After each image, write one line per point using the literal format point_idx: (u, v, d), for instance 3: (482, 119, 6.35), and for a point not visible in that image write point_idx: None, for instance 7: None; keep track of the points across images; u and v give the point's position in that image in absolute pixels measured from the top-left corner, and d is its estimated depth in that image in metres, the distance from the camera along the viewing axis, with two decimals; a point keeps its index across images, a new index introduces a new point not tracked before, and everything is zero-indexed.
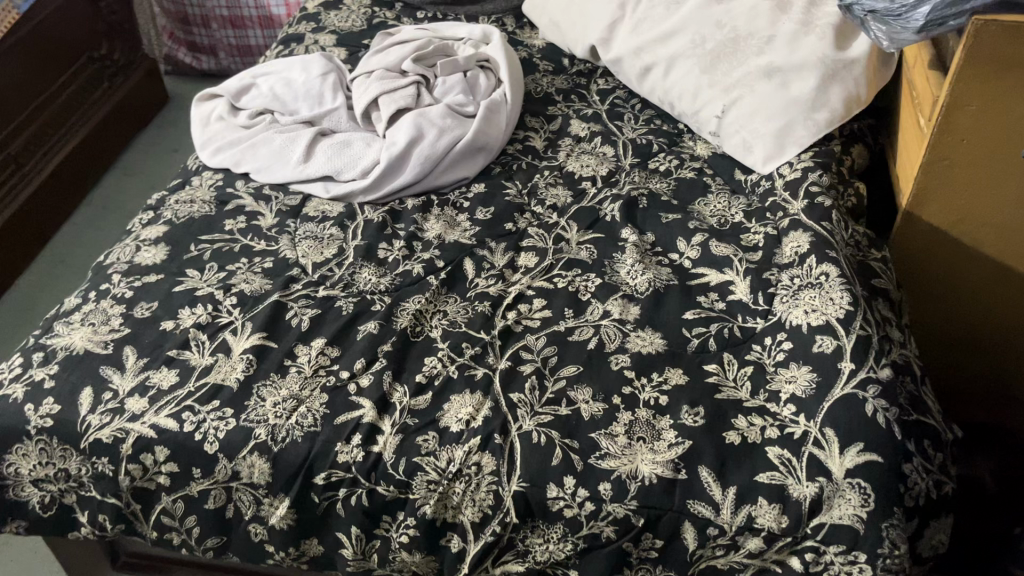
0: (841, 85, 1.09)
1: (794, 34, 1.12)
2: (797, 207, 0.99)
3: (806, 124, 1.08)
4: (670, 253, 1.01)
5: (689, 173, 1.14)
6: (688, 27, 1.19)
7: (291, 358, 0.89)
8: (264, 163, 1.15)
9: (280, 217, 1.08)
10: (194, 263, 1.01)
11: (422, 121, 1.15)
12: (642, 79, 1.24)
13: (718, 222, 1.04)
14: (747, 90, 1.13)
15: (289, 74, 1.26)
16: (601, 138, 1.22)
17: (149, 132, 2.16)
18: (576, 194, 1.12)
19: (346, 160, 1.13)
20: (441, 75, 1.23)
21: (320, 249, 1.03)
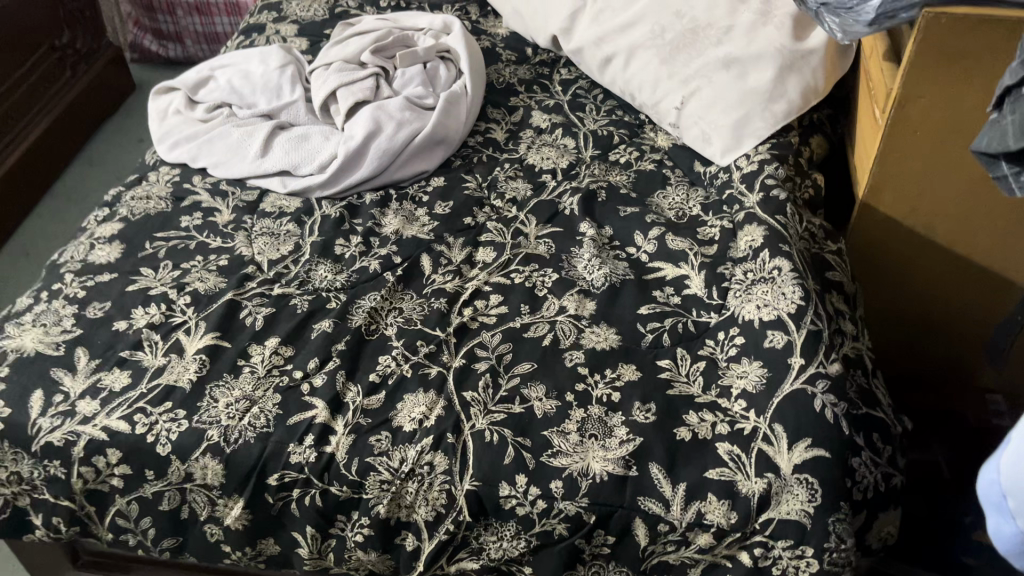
0: (799, 75, 1.09)
1: (753, 25, 1.12)
2: (752, 199, 0.99)
3: (764, 115, 1.08)
4: (627, 247, 1.01)
5: (649, 165, 1.14)
6: (648, 16, 1.18)
7: (245, 358, 0.89)
8: (220, 157, 1.14)
9: (237, 213, 1.07)
10: (149, 261, 1.00)
11: (381, 114, 1.14)
12: (602, 70, 1.23)
13: (675, 216, 1.04)
14: (706, 81, 1.12)
15: (247, 66, 1.25)
16: (562, 129, 1.21)
17: (115, 122, 2.14)
18: (536, 187, 1.12)
19: (303, 154, 1.13)
20: (400, 66, 1.22)
21: (277, 246, 1.02)
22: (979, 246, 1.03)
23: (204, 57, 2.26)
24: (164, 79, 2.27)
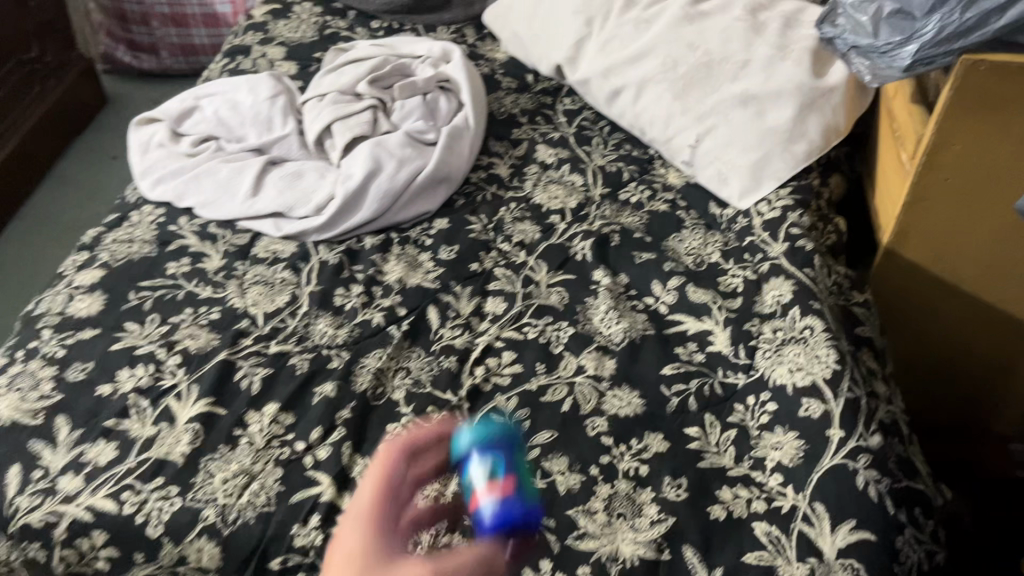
0: (819, 114, 1.04)
1: (770, 59, 1.08)
2: (777, 250, 0.94)
3: (784, 156, 1.03)
4: (645, 297, 0.96)
5: (662, 206, 1.09)
6: (659, 49, 1.14)
7: (242, 427, 0.82)
8: (208, 196, 1.07)
9: (228, 259, 1.01)
10: (134, 315, 0.93)
11: (380, 150, 1.08)
12: (610, 102, 1.18)
13: (694, 263, 0.99)
14: (722, 118, 1.07)
15: (234, 96, 1.18)
16: (569, 165, 1.16)
17: (87, 138, 2.05)
18: (544, 229, 1.06)
19: (299, 194, 1.06)
20: (399, 98, 1.16)
21: (272, 297, 0.96)
22: (1008, 295, 0.98)
23: (180, 69, 2.17)
24: (139, 93, 2.19)
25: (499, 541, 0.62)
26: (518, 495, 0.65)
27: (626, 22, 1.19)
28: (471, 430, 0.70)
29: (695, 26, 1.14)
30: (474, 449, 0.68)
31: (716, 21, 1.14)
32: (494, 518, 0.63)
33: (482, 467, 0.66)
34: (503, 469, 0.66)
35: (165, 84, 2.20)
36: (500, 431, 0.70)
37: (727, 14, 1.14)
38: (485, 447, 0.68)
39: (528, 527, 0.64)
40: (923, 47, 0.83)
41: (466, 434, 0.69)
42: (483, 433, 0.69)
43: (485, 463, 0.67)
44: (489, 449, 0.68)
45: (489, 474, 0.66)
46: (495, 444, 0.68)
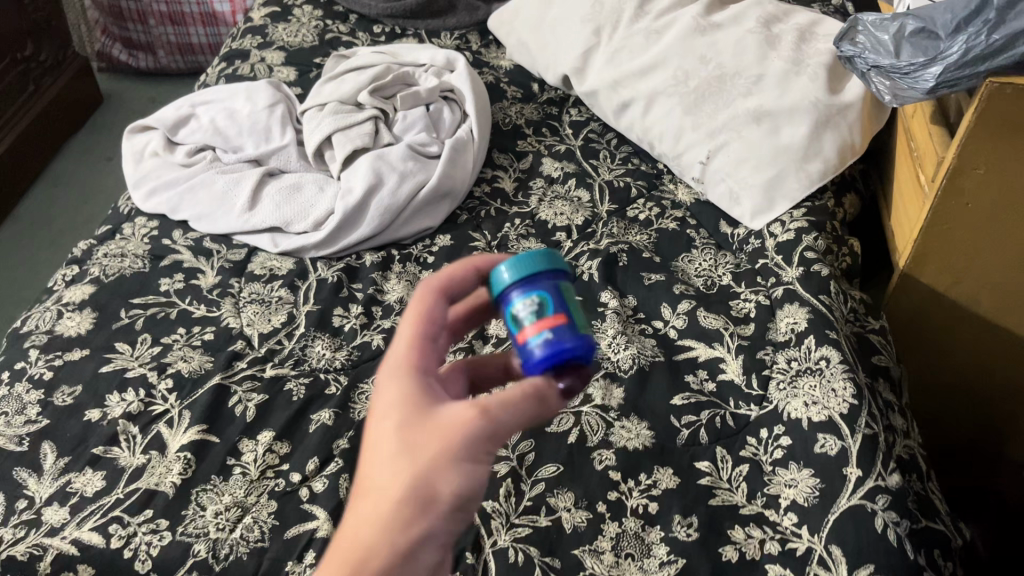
0: (835, 132, 1.01)
1: (784, 74, 1.05)
2: (791, 274, 0.91)
3: (799, 175, 1.00)
4: (653, 320, 0.93)
5: (671, 224, 1.06)
6: (670, 61, 1.11)
7: (235, 456, 0.79)
8: (204, 210, 1.04)
9: (223, 275, 0.98)
10: (125, 335, 0.90)
11: (381, 164, 1.04)
12: (618, 115, 1.15)
13: (705, 286, 0.96)
14: (734, 135, 1.04)
15: (232, 105, 1.14)
16: (575, 180, 1.13)
17: (82, 138, 2.02)
18: (550, 247, 1.03)
19: (296, 208, 1.03)
20: (401, 109, 1.13)
21: (268, 317, 0.93)
22: None
23: (178, 68, 2.14)
24: (136, 91, 2.15)
25: (549, 379, 0.56)
26: (570, 330, 0.56)
27: (636, 32, 1.16)
28: (509, 263, 0.60)
29: (708, 38, 1.11)
30: (516, 281, 0.58)
31: (729, 33, 1.11)
32: (541, 356, 0.56)
33: (528, 306, 0.57)
34: (551, 304, 0.57)
35: (162, 84, 2.17)
36: (540, 256, 0.59)
37: (739, 26, 1.12)
38: (529, 280, 0.58)
39: (580, 362, 0.57)
40: (948, 69, 0.79)
41: (508, 267, 0.59)
42: (523, 262, 0.59)
43: (530, 303, 0.57)
44: (532, 277, 0.58)
45: (536, 319, 0.57)
46: (539, 270, 0.58)
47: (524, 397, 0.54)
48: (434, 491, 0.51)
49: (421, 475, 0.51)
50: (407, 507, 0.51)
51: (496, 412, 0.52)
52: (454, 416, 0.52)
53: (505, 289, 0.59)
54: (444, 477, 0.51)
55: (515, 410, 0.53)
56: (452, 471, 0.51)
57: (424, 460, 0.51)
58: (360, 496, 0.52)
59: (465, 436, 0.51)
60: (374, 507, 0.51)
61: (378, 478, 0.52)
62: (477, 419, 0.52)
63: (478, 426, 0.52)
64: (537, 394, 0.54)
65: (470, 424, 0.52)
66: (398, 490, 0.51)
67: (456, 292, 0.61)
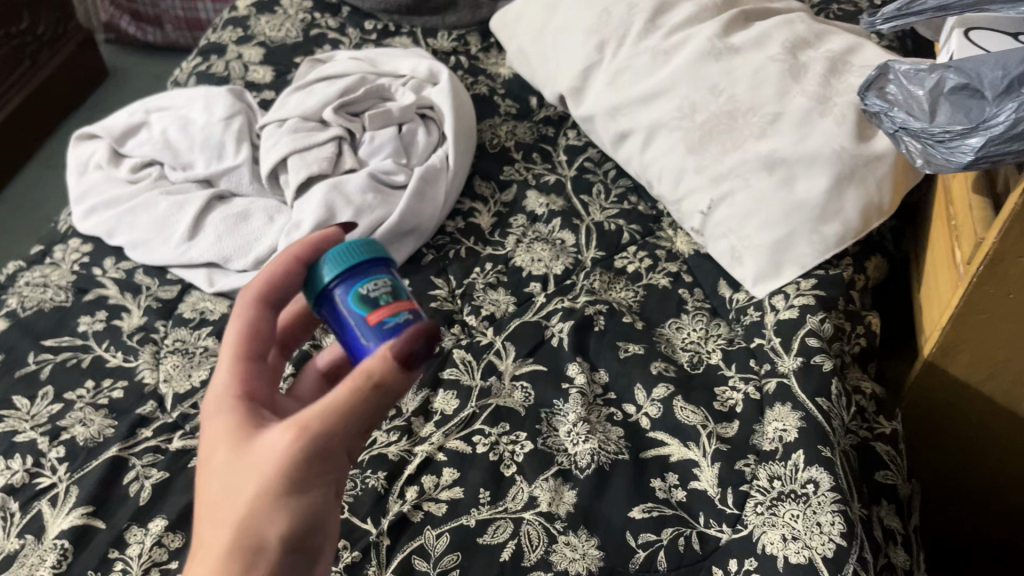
0: (859, 189, 0.86)
1: (805, 114, 0.90)
2: (788, 364, 0.77)
3: (812, 237, 0.85)
4: (624, 404, 0.80)
5: (663, 279, 0.92)
6: (676, 89, 0.96)
7: (119, 547, 0.68)
8: (140, 236, 0.94)
9: (148, 317, 0.87)
10: (26, 386, 0.80)
11: (336, 195, 0.92)
12: (615, 146, 1.01)
13: (689, 364, 0.83)
14: (741, 183, 0.90)
15: (187, 115, 1.03)
16: (561, 219, 0.99)
17: (81, 117, 1.93)
18: (520, 301, 0.91)
19: (239, 242, 0.92)
20: (370, 128, 1.00)
21: (188, 372, 0.82)
22: None
23: (185, 43, 2.04)
24: (142, 67, 2.07)
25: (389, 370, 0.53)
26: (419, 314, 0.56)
27: (642, 51, 1.02)
28: (328, 257, 0.58)
29: (722, 64, 0.96)
30: (349, 270, 0.56)
31: (746, 59, 0.96)
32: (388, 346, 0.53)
33: (378, 288, 0.55)
34: (400, 287, 0.57)
35: (170, 62, 2.07)
36: (367, 243, 0.58)
37: (760, 51, 0.97)
38: (363, 267, 0.57)
39: None
40: (991, 142, 0.63)
41: (342, 252, 0.57)
42: (348, 252, 0.57)
43: (376, 287, 0.56)
44: (365, 266, 0.57)
45: (390, 300, 0.55)
46: (377, 255, 0.58)
47: (347, 400, 0.51)
48: (261, 534, 0.51)
49: (242, 523, 0.51)
50: (235, 556, 0.51)
51: (314, 430, 0.51)
52: (271, 445, 0.52)
53: (340, 275, 0.57)
54: (268, 515, 0.51)
55: (331, 425, 0.51)
56: (274, 508, 0.51)
57: (247, 498, 0.51)
58: (200, 545, 0.53)
59: (281, 465, 0.51)
60: (204, 561, 0.51)
61: (212, 521, 0.52)
62: (290, 446, 0.51)
63: (293, 451, 0.51)
64: (364, 387, 0.51)
65: (285, 452, 0.51)
66: (225, 538, 0.51)
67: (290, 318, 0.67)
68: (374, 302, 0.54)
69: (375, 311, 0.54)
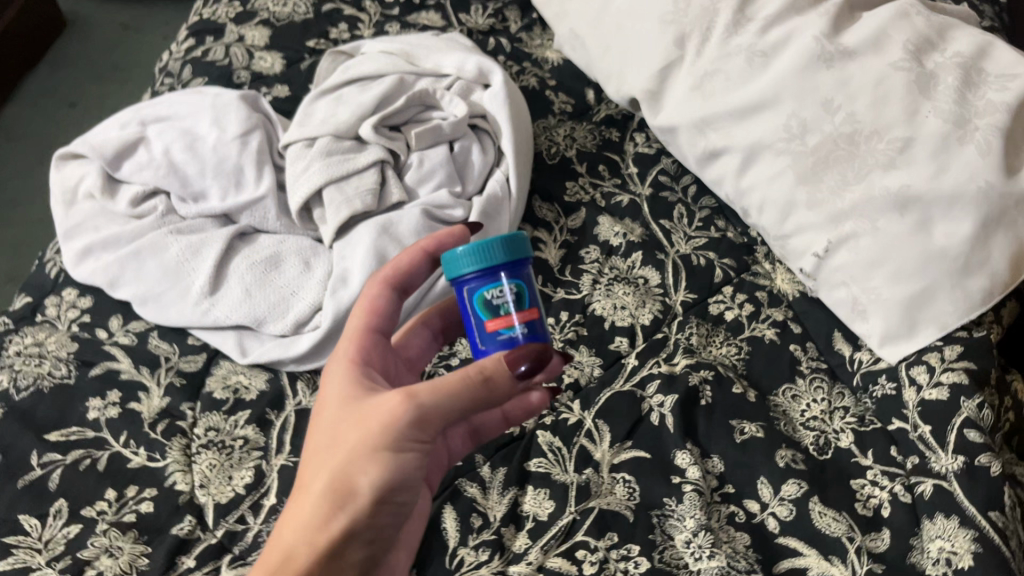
0: (1009, 234, 0.73)
1: (943, 140, 0.75)
2: (945, 462, 0.66)
3: (954, 294, 0.73)
4: (746, 502, 0.68)
5: (769, 331, 0.80)
6: (780, 102, 0.82)
7: None
8: (151, 288, 0.79)
9: (171, 398, 0.73)
10: (34, 500, 0.66)
11: (385, 240, 0.78)
12: (703, 164, 0.88)
13: (816, 449, 0.71)
14: (865, 223, 0.77)
15: (193, 130, 0.86)
16: (642, 252, 0.86)
17: (43, 76, 1.71)
18: (607, 363, 0.78)
19: (272, 298, 0.77)
20: (416, 148, 0.85)
21: (229, 474, 0.69)
22: None
23: None
24: (104, 13, 1.84)
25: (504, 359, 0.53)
26: (538, 325, 0.57)
27: (734, 51, 0.86)
28: (469, 247, 0.57)
29: (836, 72, 0.81)
30: (479, 271, 0.56)
31: (865, 66, 0.81)
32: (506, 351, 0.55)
33: (503, 295, 0.56)
34: (528, 294, 0.56)
35: (140, 8, 1.84)
36: (508, 239, 0.56)
37: (880, 55, 0.81)
38: (494, 268, 0.56)
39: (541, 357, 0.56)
40: None
41: (478, 253, 0.56)
42: (486, 249, 0.56)
43: (502, 292, 0.56)
44: (498, 270, 0.56)
45: (512, 311, 0.56)
46: (518, 257, 0.57)
47: (456, 382, 0.51)
48: (354, 483, 0.52)
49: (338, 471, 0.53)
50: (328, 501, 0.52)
51: (420, 400, 0.51)
52: (381, 405, 0.52)
53: (470, 273, 0.56)
54: (361, 468, 0.52)
55: (440, 399, 0.51)
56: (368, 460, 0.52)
57: (349, 447, 0.53)
58: (301, 492, 0.54)
59: (386, 425, 0.52)
60: (301, 504, 0.53)
61: (317, 469, 0.54)
62: (396, 409, 0.51)
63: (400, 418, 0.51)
64: (475, 378, 0.51)
65: (391, 415, 0.51)
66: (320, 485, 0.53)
67: (413, 276, 0.64)
68: (494, 312, 0.55)
69: (491, 320, 0.56)
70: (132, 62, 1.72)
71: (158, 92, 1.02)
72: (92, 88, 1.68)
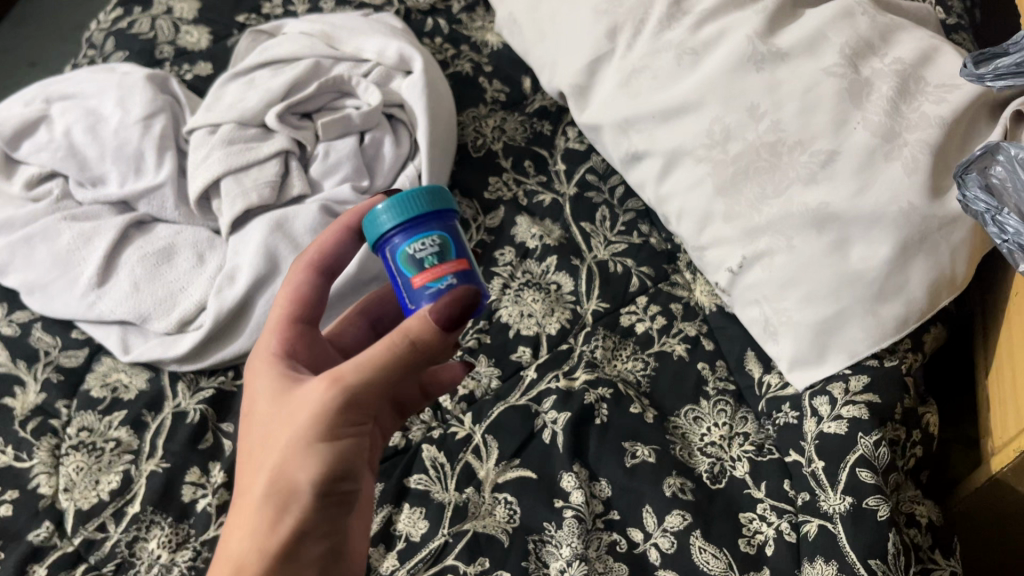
0: (929, 259, 0.68)
1: (868, 155, 0.71)
2: (833, 503, 0.63)
3: (867, 320, 0.68)
4: (629, 531, 0.66)
5: (679, 347, 0.76)
6: (704, 105, 0.78)
7: None
8: (38, 277, 0.76)
9: (46, 395, 0.71)
10: None
11: (279, 237, 0.75)
12: (627, 166, 0.84)
13: (709, 477, 0.68)
14: (781, 240, 0.73)
15: (96, 110, 0.83)
16: (557, 256, 0.82)
17: (5, 33, 1.66)
18: (505, 375, 0.75)
19: (160, 293, 0.75)
20: (324, 139, 0.81)
21: (95, 478, 0.67)
22: None
23: None
24: None
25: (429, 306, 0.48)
26: (469, 276, 0.52)
27: (664, 48, 0.82)
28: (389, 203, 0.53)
29: (764, 75, 0.76)
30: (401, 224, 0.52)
31: (795, 71, 0.76)
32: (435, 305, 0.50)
33: (427, 247, 0.51)
34: (454, 245, 0.52)
35: None
36: (428, 191, 0.53)
37: (814, 58, 0.76)
38: (417, 219, 0.52)
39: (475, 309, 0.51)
40: None
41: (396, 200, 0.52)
42: (406, 201, 0.52)
43: (427, 245, 0.51)
44: (420, 224, 0.52)
45: (436, 262, 0.51)
46: (442, 209, 0.53)
47: (383, 354, 0.47)
48: (294, 479, 0.47)
49: (274, 472, 0.47)
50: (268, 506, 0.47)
51: (349, 380, 0.47)
52: (308, 395, 0.48)
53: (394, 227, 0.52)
54: (297, 463, 0.47)
55: (369, 374, 0.47)
56: (304, 453, 0.47)
57: (280, 447, 0.47)
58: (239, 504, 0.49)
59: (316, 413, 0.47)
60: (240, 514, 0.47)
61: (252, 477, 0.49)
62: (326, 394, 0.47)
63: (329, 401, 0.47)
64: (401, 344, 0.47)
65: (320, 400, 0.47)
66: (257, 491, 0.47)
67: (341, 257, 0.58)
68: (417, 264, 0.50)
69: (416, 275, 0.50)
70: (94, 20, 1.67)
71: (79, 64, 0.98)
72: (52, 46, 1.64)
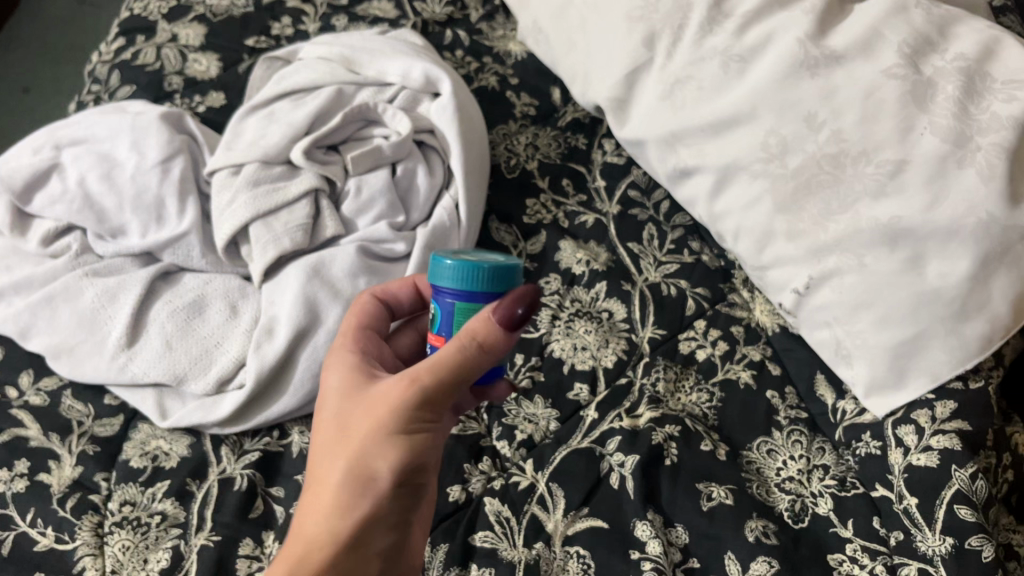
0: (1013, 272, 0.63)
1: (941, 162, 0.65)
2: (932, 544, 0.60)
3: (948, 341, 0.64)
4: None
5: (744, 373, 0.73)
6: (757, 116, 0.73)
7: None
8: (64, 340, 0.71)
9: (83, 468, 0.67)
10: None
11: (317, 282, 0.71)
12: (675, 181, 0.80)
13: (791, 516, 0.65)
14: (851, 257, 0.68)
15: (110, 155, 0.78)
16: (606, 282, 0.78)
17: None
18: (564, 416, 0.71)
19: (196, 351, 0.71)
20: (354, 173, 0.77)
21: (143, 556, 0.62)
22: None
23: None
24: None
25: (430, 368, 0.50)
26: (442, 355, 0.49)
27: (708, 55, 0.77)
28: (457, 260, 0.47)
29: (821, 81, 0.71)
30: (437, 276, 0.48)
31: (852, 75, 0.70)
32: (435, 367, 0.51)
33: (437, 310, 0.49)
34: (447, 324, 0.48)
35: None
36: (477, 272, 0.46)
37: (871, 59, 0.70)
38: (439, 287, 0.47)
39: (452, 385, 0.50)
40: None
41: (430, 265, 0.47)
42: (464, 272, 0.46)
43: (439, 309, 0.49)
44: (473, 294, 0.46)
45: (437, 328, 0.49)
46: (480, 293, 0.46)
47: (450, 354, 0.45)
48: (373, 470, 0.47)
49: (354, 457, 0.47)
50: (344, 493, 0.47)
51: (425, 380, 0.46)
52: (387, 389, 0.48)
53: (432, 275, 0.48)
54: (376, 454, 0.47)
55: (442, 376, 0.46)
56: (380, 443, 0.47)
57: (359, 435, 0.48)
58: (313, 484, 0.49)
59: (394, 408, 0.47)
60: (317, 495, 0.48)
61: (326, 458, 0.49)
62: (404, 392, 0.47)
63: (401, 401, 0.47)
64: (470, 347, 0.45)
65: (399, 399, 0.47)
66: (333, 477, 0.48)
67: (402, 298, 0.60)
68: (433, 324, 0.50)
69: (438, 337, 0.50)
70: (89, 40, 1.61)
71: (83, 100, 0.93)
72: (47, 70, 1.58)
